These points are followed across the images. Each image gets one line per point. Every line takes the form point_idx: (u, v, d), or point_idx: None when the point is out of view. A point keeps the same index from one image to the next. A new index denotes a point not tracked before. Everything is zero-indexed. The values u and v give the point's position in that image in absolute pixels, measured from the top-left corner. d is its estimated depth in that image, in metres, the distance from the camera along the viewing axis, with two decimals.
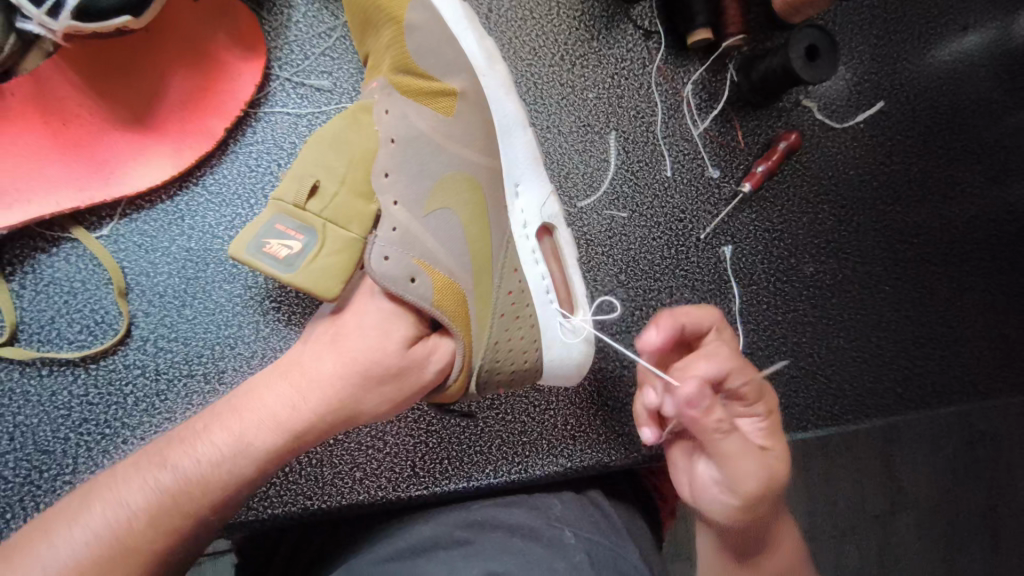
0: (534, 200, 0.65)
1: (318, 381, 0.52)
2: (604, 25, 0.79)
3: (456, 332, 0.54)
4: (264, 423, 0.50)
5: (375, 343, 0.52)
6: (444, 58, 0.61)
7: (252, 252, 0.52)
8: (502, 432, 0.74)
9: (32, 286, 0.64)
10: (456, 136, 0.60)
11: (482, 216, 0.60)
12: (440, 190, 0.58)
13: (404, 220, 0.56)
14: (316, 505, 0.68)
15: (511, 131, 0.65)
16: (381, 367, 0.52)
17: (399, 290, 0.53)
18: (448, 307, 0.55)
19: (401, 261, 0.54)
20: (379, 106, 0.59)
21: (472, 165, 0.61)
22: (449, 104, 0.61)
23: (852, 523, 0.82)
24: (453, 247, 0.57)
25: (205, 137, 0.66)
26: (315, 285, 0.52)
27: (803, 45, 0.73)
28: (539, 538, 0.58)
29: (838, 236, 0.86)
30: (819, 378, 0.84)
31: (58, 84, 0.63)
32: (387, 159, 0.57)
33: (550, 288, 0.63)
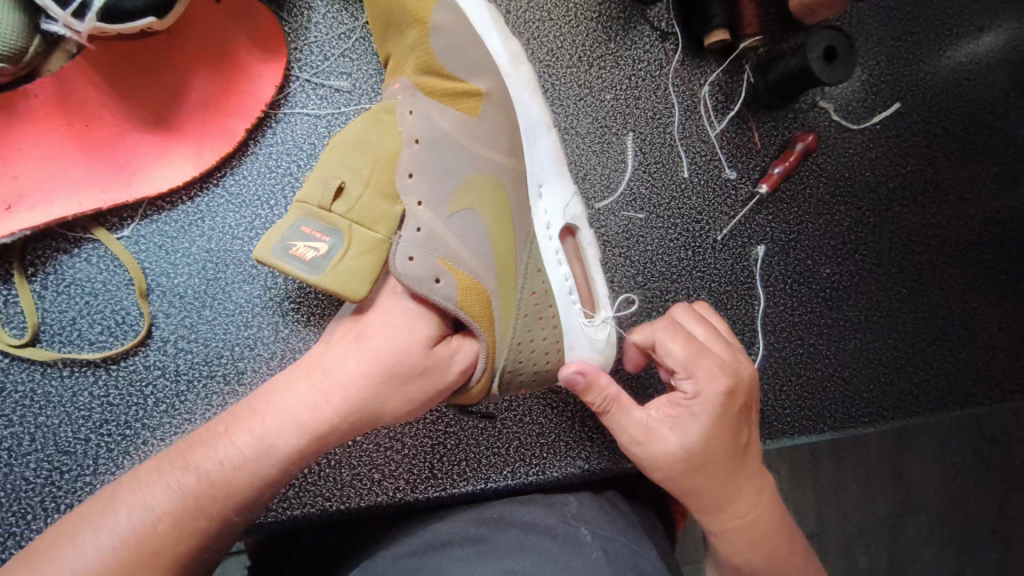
0: (557, 201, 0.64)
1: (341, 379, 0.51)
2: (621, 27, 0.79)
3: (480, 332, 0.55)
4: (286, 424, 0.49)
5: (400, 340, 0.53)
6: (470, 59, 0.61)
7: (278, 254, 0.52)
8: (520, 434, 0.73)
9: (53, 287, 0.64)
10: (480, 137, 0.60)
11: (505, 216, 0.60)
12: (463, 190, 0.59)
13: (428, 220, 0.56)
14: (336, 506, 0.68)
15: (534, 132, 0.65)
16: (406, 366, 0.52)
17: (424, 291, 0.53)
18: (472, 308, 0.55)
19: (425, 262, 0.54)
20: (403, 107, 0.60)
21: (496, 165, 0.61)
22: (473, 105, 0.61)
23: (865, 527, 0.88)
24: (477, 247, 0.57)
25: (226, 139, 0.66)
26: (341, 286, 0.52)
27: (821, 46, 0.73)
28: (555, 535, 0.58)
29: (855, 238, 0.86)
30: (835, 379, 0.84)
31: (81, 86, 0.63)
32: (411, 160, 0.57)
33: (573, 289, 0.62)
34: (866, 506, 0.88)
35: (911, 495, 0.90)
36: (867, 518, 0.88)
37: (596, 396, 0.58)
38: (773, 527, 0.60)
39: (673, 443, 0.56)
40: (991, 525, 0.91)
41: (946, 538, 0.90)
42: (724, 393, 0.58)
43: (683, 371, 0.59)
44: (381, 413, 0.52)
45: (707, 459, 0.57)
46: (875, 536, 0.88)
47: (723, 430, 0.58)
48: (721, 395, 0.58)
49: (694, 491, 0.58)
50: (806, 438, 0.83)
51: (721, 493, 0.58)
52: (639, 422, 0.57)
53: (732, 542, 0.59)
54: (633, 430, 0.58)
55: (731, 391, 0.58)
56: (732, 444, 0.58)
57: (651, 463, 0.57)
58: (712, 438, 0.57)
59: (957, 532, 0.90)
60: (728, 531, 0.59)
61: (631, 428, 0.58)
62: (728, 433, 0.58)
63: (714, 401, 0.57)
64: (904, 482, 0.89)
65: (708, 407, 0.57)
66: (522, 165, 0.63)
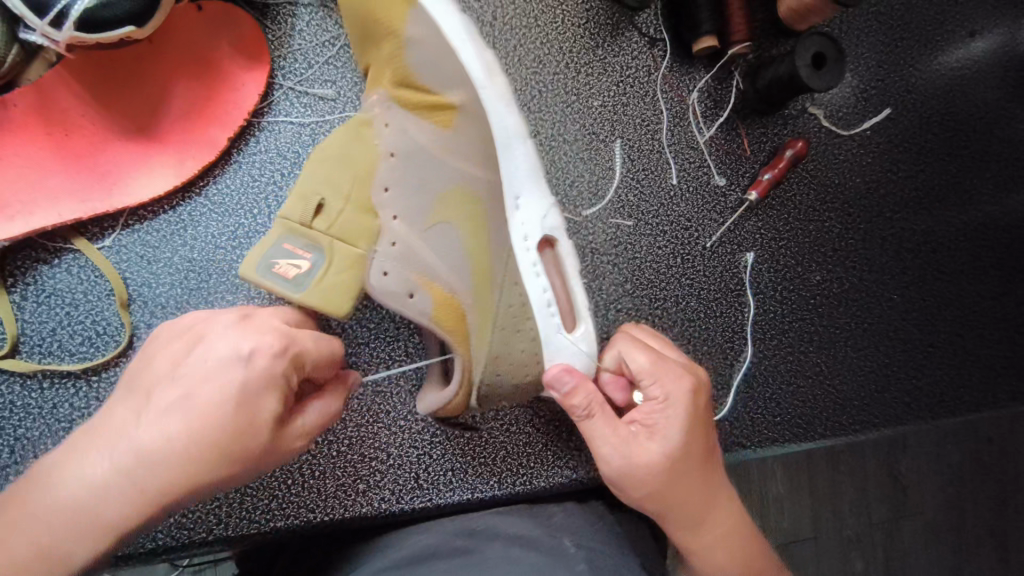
0: (535, 211, 0.60)
1: (161, 454, 0.41)
2: (609, 33, 0.79)
3: (453, 346, 0.56)
4: (68, 520, 0.40)
5: (239, 411, 0.42)
6: (443, 70, 0.59)
7: (263, 272, 0.55)
8: (507, 444, 0.72)
9: (33, 297, 0.63)
10: (456, 149, 0.59)
11: (482, 230, 0.59)
12: (440, 204, 0.59)
13: (405, 236, 0.58)
14: (320, 517, 0.68)
15: (511, 144, 0.60)
16: (226, 446, 0.42)
17: (399, 306, 0.56)
18: (445, 321, 0.56)
19: (399, 277, 0.57)
20: (380, 120, 0.61)
21: (471, 178, 0.59)
22: (447, 118, 0.60)
23: (858, 532, 0.86)
24: (452, 260, 0.58)
25: (208, 148, 0.65)
26: (325, 301, 0.55)
27: (810, 52, 0.73)
28: (540, 547, 0.57)
29: (846, 244, 0.85)
30: (826, 387, 0.83)
31: (61, 96, 0.63)
32: (387, 175, 0.59)
33: (552, 301, 0.60)
34: (861, 509, 0.86)
35: (908, 501, 0.88)
36: (864, 522, 0.87)
37: (580, 399, 0.57)
38: (748, 539, 0.59)
39: (651, 454, 0.56)
40: (988, 530, 0.90)
41: (946, 544, 0.89)
42: (689, 393, 0.58)
43: (648, 378, 0.58)
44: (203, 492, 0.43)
45: (686, 471, 0.56)
46: (871, 537, 0.87)
47: (695, 434, 0.57)
48: (688, 397, 0.58)
49: (677, 506, 0.57)
50: (797, 446, 0.82)
51: (699, 506, 0.57)
52: (615, 432, 0.57)
53: (712, 558, 0.58)
54: (616, 439, 0.56)
55: (696, 391, 0.59)
56: (703, 448, 0.58)
57: (635, 477, 0.56)
58: (689, 444, 0.57)
59: (954, 540, 0.89)
60: (708, 545, 0.58)
61: (610, 437, 0.56)
62: (699, 437, 0.58)
63: (684, 403, 0.57)
64: (901, 485, 0.88)
65: (679, 408, 0.57)
66: (498, 175, 0.60)
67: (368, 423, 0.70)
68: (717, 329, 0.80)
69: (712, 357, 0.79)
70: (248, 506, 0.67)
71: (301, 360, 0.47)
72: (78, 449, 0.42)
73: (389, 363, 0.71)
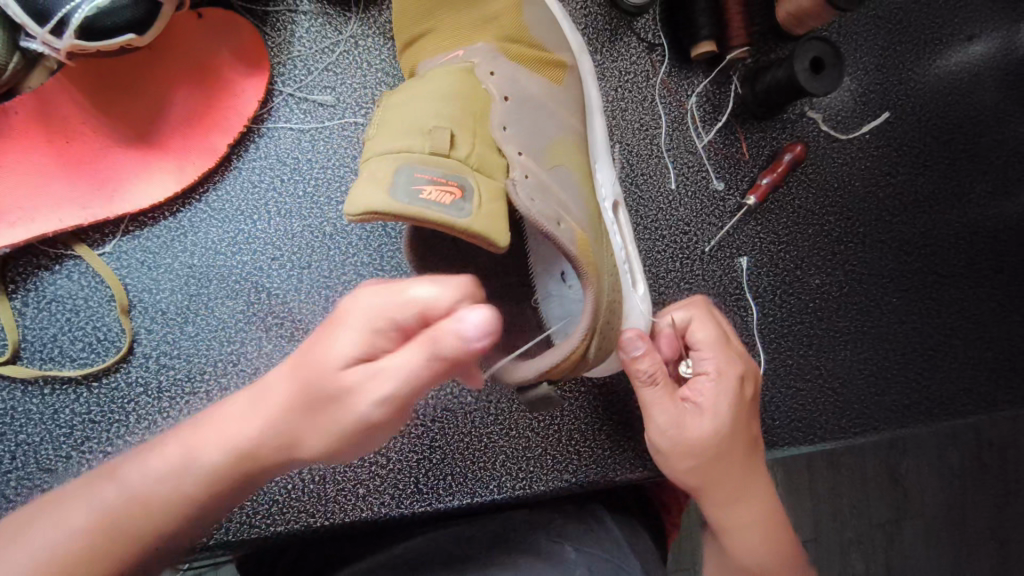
0: (612, 176, 0.66)
1: (270, 398, 0.44)
2: (608, 38, 0.79)
3: (590, 278, 0.51)
4: (212, 438, 0.44)
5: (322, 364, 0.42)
6: (556, 35, 0.64)
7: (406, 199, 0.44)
8: (506, 448, 0.72)
9: (34, 304, 0.63)
10: (561, 104, 0.62)
11: (586, 180, 0.61)
12: (553, 149, 0.59)
13: (533, 170, 0.55)
14: (320, 522, 0.68)
15: (595, 112, 0.67)
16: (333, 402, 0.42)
17: (549, 230, 0.50)
18: (588, 253, 0.53)
19: (541, 205, 0.52)
20: (484, 67, 0.59)
21: (574, 133, 0.62)
22: (556, 74, 0.63)
23: (858, 536, 0.89)
24: (574, 199, 0.57)
25: (208, 154, 0.66)
26: (491, 227, 0.47)
27: (808, 57, 0.73)
28: (539, 553, 0.57)
29: (845, 248, 0.85)
30: (826, 390, 0.83)
31: (61, 102, 0.63)
32: (503, 114, 0.57)
33: (626, 261, 0.62)
34: (863, 511, 0.89)
35: (909, 503, 0.91)
36: (864, 523, 0.89)
37: (648, 365, 0.57)
38: (779, 532, 0.58)
39: (698, 432, 0.56)
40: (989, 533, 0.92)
41: (948, 544, 0.91)
42: (740, 377, 0.58)
43: (709, 350, 0.60)
44: (305, 446, 0.44)
45: (724, 454, 0.56)
46: (871, 540, 0.89)
47: (740, 419, 0.57)
48: (739, 377, 0.58)
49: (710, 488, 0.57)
50: (796, 450, 0.82)
51: (733, 488, 0.57)
52: (673, 406, 0.57)
53: (741, 542, 0.58)
54: (672, 414, 0.56)
55: (747, 375, 0.59)
56: (745, 435, 0.58)
57: (679, 450, 0.56)
58: (732, 430, 0.57)
59: (953, 541, 0.91)
60: (738, 530, 0.58)
61: (670, 409, 0.56)
62: (744, 423, 0.58)
63: (737, 382, 0.58)
64: (902, 487, 0.90)
65: (730, 387, 0.57)
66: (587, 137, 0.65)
67: None
68: None
69: None
70: (248, 511, 0.67)
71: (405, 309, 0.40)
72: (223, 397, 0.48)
73: None
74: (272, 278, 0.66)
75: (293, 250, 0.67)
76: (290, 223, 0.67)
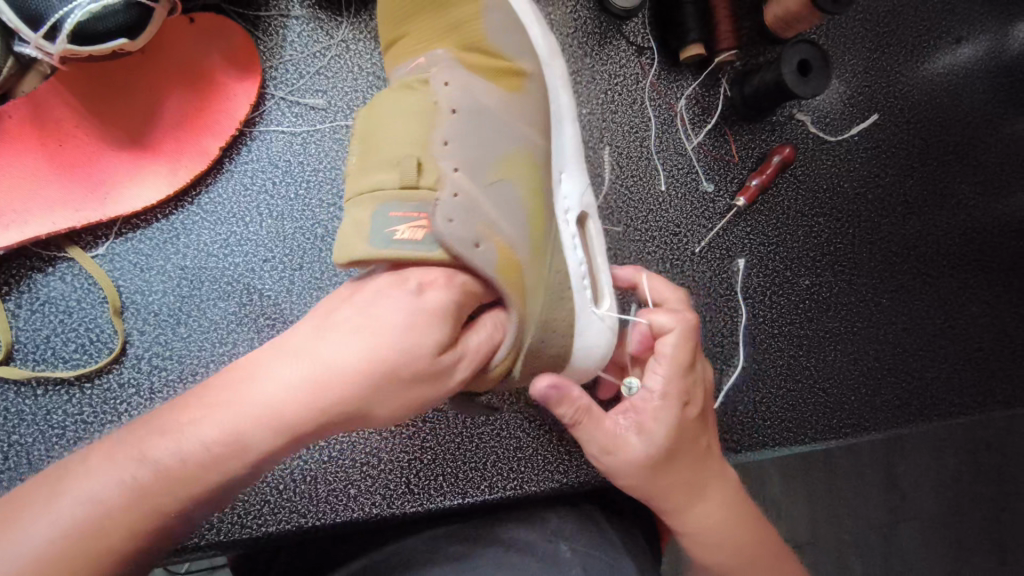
0: (573, 189, 0.64)
1: (341, 366, 0.43)
2: (597, 41, 0.80)
3: (513, 302, 0.51)
4: (260, 413, 0.41)
5: (411, 341, 0.45)
6: (517, 40, 0.62)
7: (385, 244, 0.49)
8: (497, 448, 0.73)
9: (28, 306, 0.64)
10: (520, 114, 0.60)
11: (539, 195, 0.58)
12: (502, 163, 0.57)
13: (467, 187, 0.53)
14: (311, 522, 0.68)
15: (561, 121, 0.65)
16: (414, 368, 0.45)
17: (467, 254, 0.49)
18: (511, 277, 0.51)
19: (466, 225, 0.50)
20: (437, 77, 0.57)
21: (531, 145, 0.59)
22: (514, 82, 0.60)
23: (854, 537, 0.89)
24: (514, 218, 0.54)
25: (200, 157, 0.67)
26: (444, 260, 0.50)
27: (795, 59, 0.74)
28: (534, 552, 0.58)
29: (835, 249, 0.86)
30: (816, 390, 0.84)
31: (55, 107, 0.64)
32: (448, 128, 0.55)
33: (585, 275, 0.60)
34: (860, 511, 0.90)
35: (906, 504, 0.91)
36: (860, 524, 0.90)
37: (572, 406, 0.54)
38: (751, 533, 0.57)
39: (639, 452, 0.54)
40: (987, 534, 0.92)
41: (943, 543, 0.91)
42: (681, 402, 0.56)
43: (664, 368, 0.56)
44: (375, 417, 0.45)
45: (668, 467, 0.55)
46: (868, 540, 0.90)
47: (683, 436, 0.56)
48: (682, 398, 0.56)
49: (664, 491, 0.55)
50: (788, 450, 0.82)
51: (685, 496, 0.56)
52: (603, 430, 0.55)
53: (701, 539, 0.56)
54: (603, 437, 0.55)
55: (691, 399, 0.57)
56: (693, 450, 0.56)
57: (614, 470, 0.55)
58: (675, 444, 0.55)
59: (950, 541, 0.91)
60: (696, 529, 0.56)
61: (599, 434, 0.55)
62: (689, 439, 0.56)
63: (679, 402, 0.55)
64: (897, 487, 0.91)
65: (672, 412, 0.55)
66: (549, 147, 0.61)
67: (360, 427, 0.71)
68: (706, 334, 0.80)
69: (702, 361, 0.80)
70: (240, 511, 0.67)
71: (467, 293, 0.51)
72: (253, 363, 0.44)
73: None
74: (264, 280, 0.67)
75: (285, 253, 0.67)
76: (282, 225, 0.68)
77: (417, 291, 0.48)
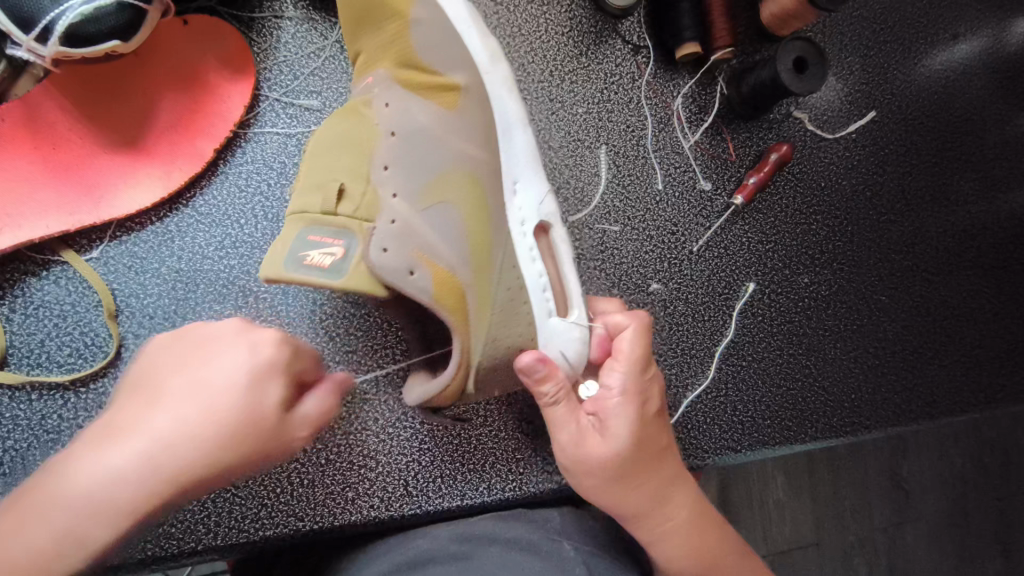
0: (531, 197, 0.61)
1: (160, 441, 0.42)
2: (593, 40, 0.80)
3: (454, 326, 0.52)
4: (80, 508, 0.40)
5: (232, 406, 0.44)
6: (449, 52, 0.60)
7: (290, 267, 0.50)
8: (496, 449, 0.72)
9: (21, 310, 0.64)
10: (458, 130, 0.59)
11: (483, 212, 0.58)
12: (440, 183, 0.58)
13: (404, 213, 0.55)
14: (310, 525, 0.67)
15: (511, 129, 0.61)
16: (244, 431, 0.44)
17: (400, 283, 0.51)
18: (448, 300, 0.53)
19: (399, 253, 0.52)
20: (378, 99, 0.59)
21: (473, 161, 0.59)
22: (450, 99, 0.60)
23: (860, 538, 0.89)
24: (452, 240, 0.56)
25: (194, 159, 0.66)
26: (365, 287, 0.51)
27: (791, 57, 0.74)
28: (538, 551, 0.57)
29: (834, 247, 0.85)
30: (815, 389, 0.83)
31: (48, 110, 0.64)
32: (387, 151, 0.58)
33: (547, 288, 0.58)
34: (863, 514, 0.89)
35: (911, 505, 0.90)
36: (864, 526, 0.89)
37: (552, 386, 0.54)
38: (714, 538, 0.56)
39: (602, 454, 0.54)
40: (992, 532, 0.92)
41: (947, 542, 0.91)
42: (639, 400, 0.55)
43: (622, 365, 0.56)
44: (212, 484, 0.45)
45: (631, 470, 0.54)
46: (874, 542, 0.89)
47: (643, 438, 0.55)
48: (639, 397, 0.56)
49: (626, 498, 0.55)
50: (787, 449, 0.82)
51: (651, 500, 0.55)
52: (576, 422, 0.55)
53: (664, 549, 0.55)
54: (573, 428, 0.55)
55: (649, 396, 0.57)
56: (653, 452, 0.55)
57: (582, 467, 0.55)
58: (638, 441, 0.54)
59: (956, 540, 0.91)
60: (659, 538, 0.55)
61: (571, 424, 0.55)
62: (650, 440, 0.55)
63: (638, 399, 0.55)
64: (903, 487, 0.90)
65: (630, 414, 0.54)
66: (498, 159, 0.60)
67: (356, 430, 0.69)
68: (705, 333, 0.80)
69: (702, 360, 0.79)
70: (237, 516, 0.66)
71: (300, 351, 0.50)
72: (68, 456, 0.43)
73: (376, 371, 0.70)
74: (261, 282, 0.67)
75: None
76: (278, 227, 0.68)
77: (249, 346, 0.47)
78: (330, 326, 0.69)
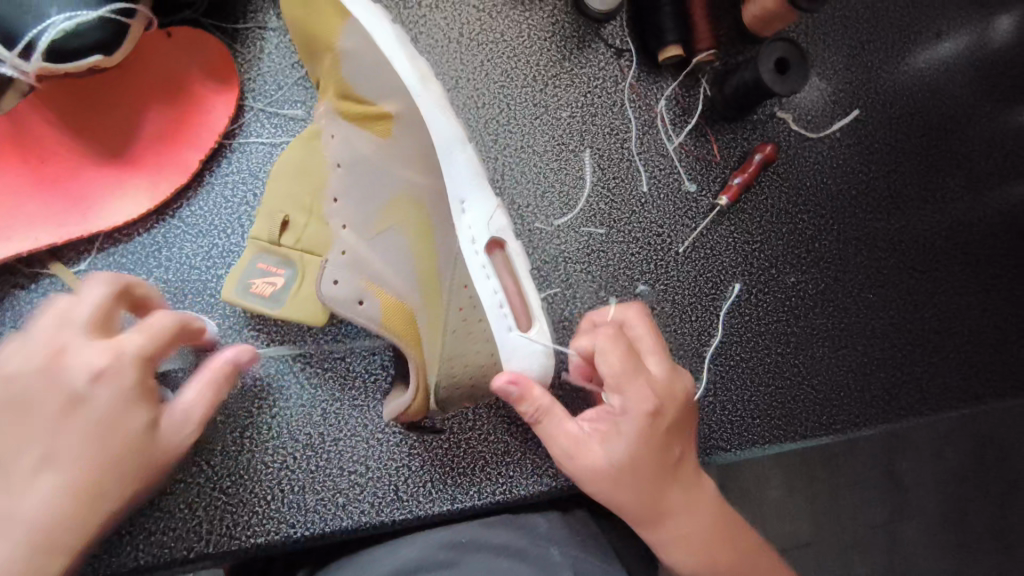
0: (480, 214, 0.59)
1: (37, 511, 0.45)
2: (576, 45, 0.81)
3: (406, 349, 0.58)
4: None
5: (99, 449, 0.47)
6: (379, 80, 0.60)
7: (241, 292, 0.63)
8: (485, 453, 0.72)
9: (12, 322, 0.64)
10: (398, 157, 0.60)
11: (428, 237, 0.59)
12: (385, 212, 0.60)
13: (353, 244, 0.61)
14: (301, 532, 0.67)
15: (449, 150, 0.59)
16: (124, 466, 0.48)
17: (351, 312, 0.59)
18: (395, 326, 0.58)
19: (349, 286, 0.60)
20: (326, 132, 0.65)
21: (416, 187, 0.59)
22: (387, 127, 0.60)
23: (854, 536, 0.87)
24: (398, 266, 0.60)
25: (180, 170, 0.67)
26: (302, 312, 0.64)
27: (773, 58, 0.74)
28: (525, 558, 0.57)
29: (820, 246, 0.86)
30: (804, 387, 0.84)
31: (35, 124, 0.65)
32: (336, 185, 0.64)
33: (504, 301, 0.58)
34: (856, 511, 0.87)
35: (904, 498, 0.89)
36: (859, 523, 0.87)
37: (532, 404, 0.55)
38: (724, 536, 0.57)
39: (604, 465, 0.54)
40: (989, 529, 0.91)
41: (942, 538, 0.89)
42: (651, 413, 0.54)
43: (619, 385, 0.55)
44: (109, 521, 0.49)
45: (638, 481, 0.54)
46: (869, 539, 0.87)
47: (654, 450, 0.55)
48: (650, 411, 0.54)
49: (630, 508, 0.55)
50: (779, 447, 0.82)
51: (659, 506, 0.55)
52: (568, 435, 0.55)
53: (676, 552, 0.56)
54: (567, 441, 0.55)
55: (661, 408, 0.55)
56: (664, 462, 0.55)
57: (584, 477, 0.55)
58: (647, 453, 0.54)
59: (956, 537, 0.90)
60: (666, 542, 0.56)
61: (562, 438, 0.55)
62: (660, 452, 0.55)
63: (645, 415, 0.54)
64: (898, 481, 0.88)
65: (638, 427, 0.54)
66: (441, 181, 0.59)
67: (346, 437, 0.70)
68: (693, 334, 0.80)
69: (690, 361, 0.80)
70: (229, 523, 0.66)
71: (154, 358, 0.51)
72: None
73: (365, 375, 0.71)
74: None
75: None
76: None
77: (89, 379, 0.48)
78: (318, 330, 0.71)
